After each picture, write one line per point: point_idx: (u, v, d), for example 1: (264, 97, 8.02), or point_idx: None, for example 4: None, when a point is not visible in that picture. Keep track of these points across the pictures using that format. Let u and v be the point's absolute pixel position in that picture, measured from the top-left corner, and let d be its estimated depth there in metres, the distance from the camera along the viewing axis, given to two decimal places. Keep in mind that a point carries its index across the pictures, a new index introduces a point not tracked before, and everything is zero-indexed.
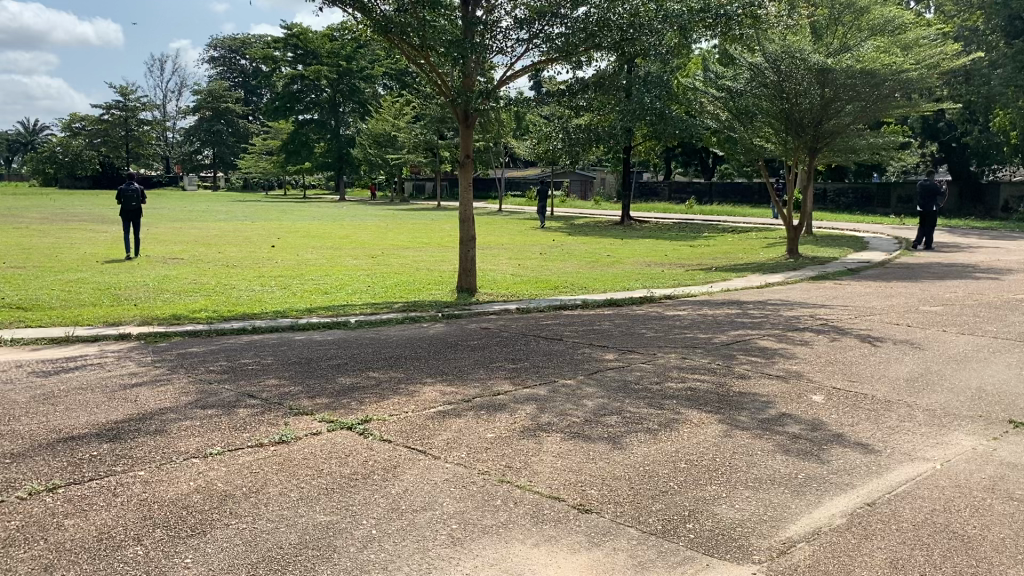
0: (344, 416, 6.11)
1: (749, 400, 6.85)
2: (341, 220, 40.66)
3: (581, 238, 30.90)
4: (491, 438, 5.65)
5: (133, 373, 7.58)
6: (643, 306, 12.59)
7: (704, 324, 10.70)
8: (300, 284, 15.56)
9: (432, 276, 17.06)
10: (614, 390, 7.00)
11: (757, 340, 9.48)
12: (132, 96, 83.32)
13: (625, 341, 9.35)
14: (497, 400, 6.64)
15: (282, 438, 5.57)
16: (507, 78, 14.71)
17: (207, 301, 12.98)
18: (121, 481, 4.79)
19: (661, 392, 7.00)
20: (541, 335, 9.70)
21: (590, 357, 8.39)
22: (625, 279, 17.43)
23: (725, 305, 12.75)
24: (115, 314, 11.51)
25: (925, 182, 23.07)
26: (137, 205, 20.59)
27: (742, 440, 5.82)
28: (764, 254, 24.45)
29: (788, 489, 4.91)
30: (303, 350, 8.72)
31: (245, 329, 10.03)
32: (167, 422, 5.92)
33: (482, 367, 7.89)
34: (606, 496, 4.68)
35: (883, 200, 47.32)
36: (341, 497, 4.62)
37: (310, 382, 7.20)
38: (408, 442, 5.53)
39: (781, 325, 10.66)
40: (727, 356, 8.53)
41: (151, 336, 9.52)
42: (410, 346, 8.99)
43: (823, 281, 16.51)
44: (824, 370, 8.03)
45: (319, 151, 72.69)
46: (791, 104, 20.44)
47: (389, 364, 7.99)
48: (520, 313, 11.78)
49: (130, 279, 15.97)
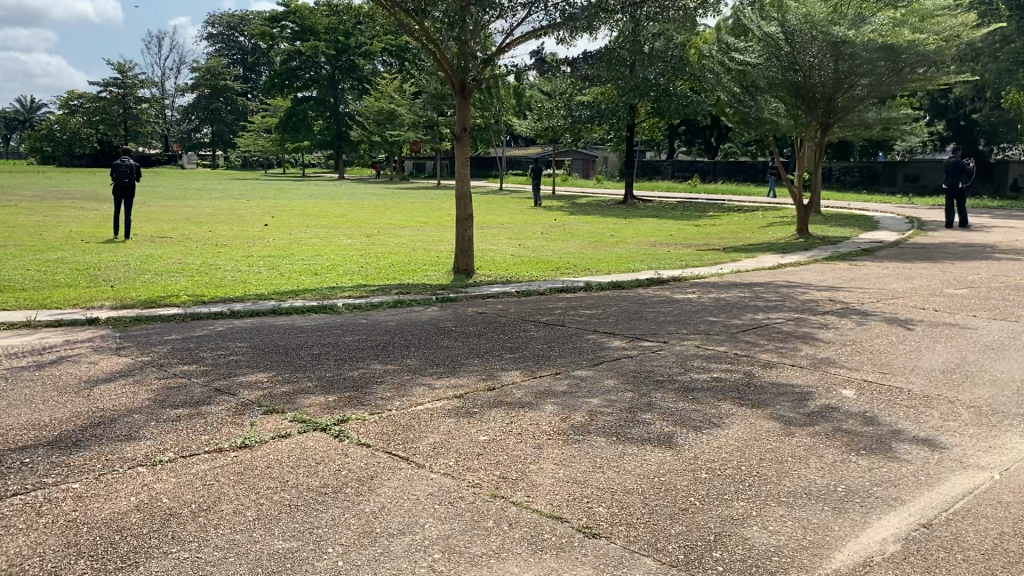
0: (319, 415, 5.41)
1: (776, 395, 6.15)
2: (339, 199, 39.93)
3: (583, 218, 30.11)
4: (485, 441, 4.96)
5: (93, 363, 6.87)
6: (650, 288, 11.85)
7: (718, 308, 10.00)
8: (291, 264, 14.85)
9: (429, 256, 16.33)
10: (624, 383, 6.31)
11: (776, 326, 8.77)
12: (128, 73, 82.15)
13: (633, 327, 8.63)
14: (493, 393, 5.96)
15: (245, 443, 4.87)
16: (507, 46, 13.93)
17: (188, 283, 12.24)
18: (49, 496, 4.09)
19: (675, 385, 6.30)
20: (543, 321, 8.99)
21: (596, 344, 7.71)
22: (630, 259, 16.69)
23: (737, 287, 12.08)
24: (90, 296, 10.82)
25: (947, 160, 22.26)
26: (130, 181, 19.76)
27: (770, 443, 5.12)
28: (772, 234, 23.69)
29: (828, 505, 4.22)
30: (283, 337, 8.01)
31: (222, 313, 9.32)
32: (119, 422, 5.23)
33: (477, 356, 7.18)
34: (618, 516, 3.99)
35: (889, 179, 46.42)
36: (306, 517, 3.94)
37: (287, 373, 6.52)
38: (389, 447, 4.84)
39: (799, 309, 9.93)
40: (746, 344, 7.84)
41: (122, 321, 8.82)
42: (400, 332, 8.30)
43: (837, 262, 15.81)
44: (853, 360, 7.33)
45: (318, 129, 71.78)
46: (804, 78, 19.67)
47: (376, 353, 7.29)
48: (520, 296, 11.06)
49: (111, 259, 15.27)
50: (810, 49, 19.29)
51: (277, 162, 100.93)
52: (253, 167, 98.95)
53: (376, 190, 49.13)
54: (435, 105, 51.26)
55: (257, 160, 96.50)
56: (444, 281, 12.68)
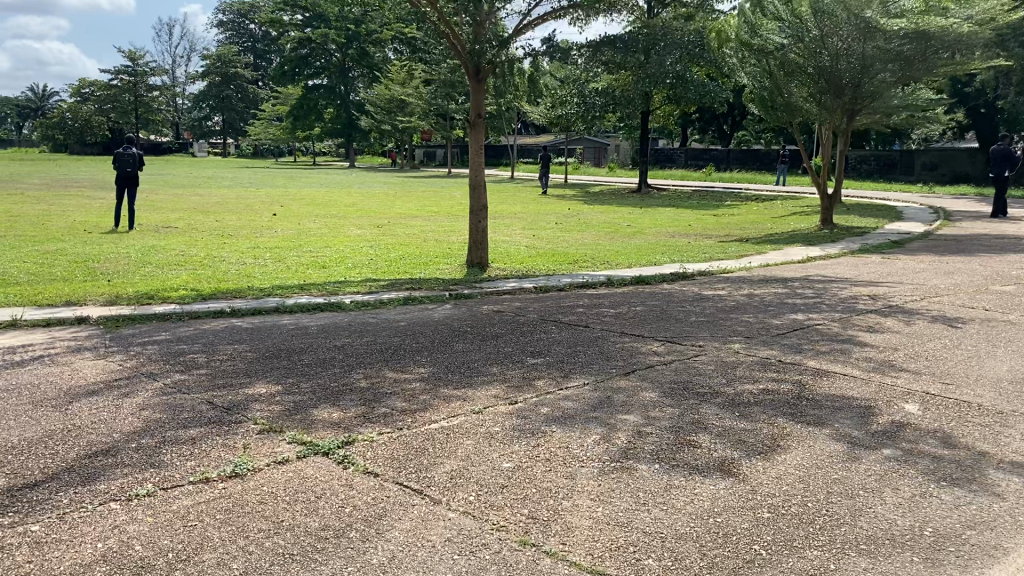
0: (322, 434, 4.80)
1: (834, 411, 5.49)
2: (350, 188, 39.29)
3: (598, 207, 29.40)
4: (510, 470, 4.33)
5: (75, 369, 6.26)
6: (676, 284, 11.17)
7: (752, 307, 9.32)
8: (298, 256, 14.23)
9: (442, 248, 15.72)
10: (659, 397, 5.67)
11: (818, 328, 8.10)
12: (139, 61, 81.48)
13: (663, 328, 7.98)
14: (517, 408, 5.34)
15: (235, 471, 4.26)
16: (524, 28, 13.23)
17: (189, 277, 11.61)
18: (0, 543, 3.49)
19: (719, 400, 5.64)
20: (566, 321, 8.34)
21: (626, 349, 7.05)
22: (650, 251, 15.99)
23: (768, 283, 11.38)
24: (85, 291, 10.22)
25: (994, 147, 21.58)
26: (133, 171, 19.16)
27: (835, 473, 4.47)
28: (795, 224, 22.92)
29: (918, 555, 3.58)
30: (286, 339, 7.39)
31: (222, 311, 8.68)
32: (95, 444, 4.62)
33: (495, 363, 6.52)
34: (672, 571, 3.36)
35: (906, 167, 45.31)
36: (302, 572, 3.32)
37: (288, 383, 5.89)
38: (400, 476, 4.21)
39: (840, 308, 9.22)
40: (790, 348, 7.18)
41: (115, 320, 8.23)
42: (412, 334, 7.66)
43: (869, 255, 15.05)
44: (910, 367, 6.66)
45: (327, 117, 70.96)
46: (831, 62, 18.90)
47: (386, 359, 6.65)
48: (538, 293, 10.40)
49: (111, 250, 14.72)
50: (839, 31, 18.48)
51: (286, 151, 100.18)
52: (263, 155, 98.20)
53: (386, 179, 48.47)
54: (446, 93, 50.48)
55: (267, 149, 95.82)
56: (458, 275, 12.05)
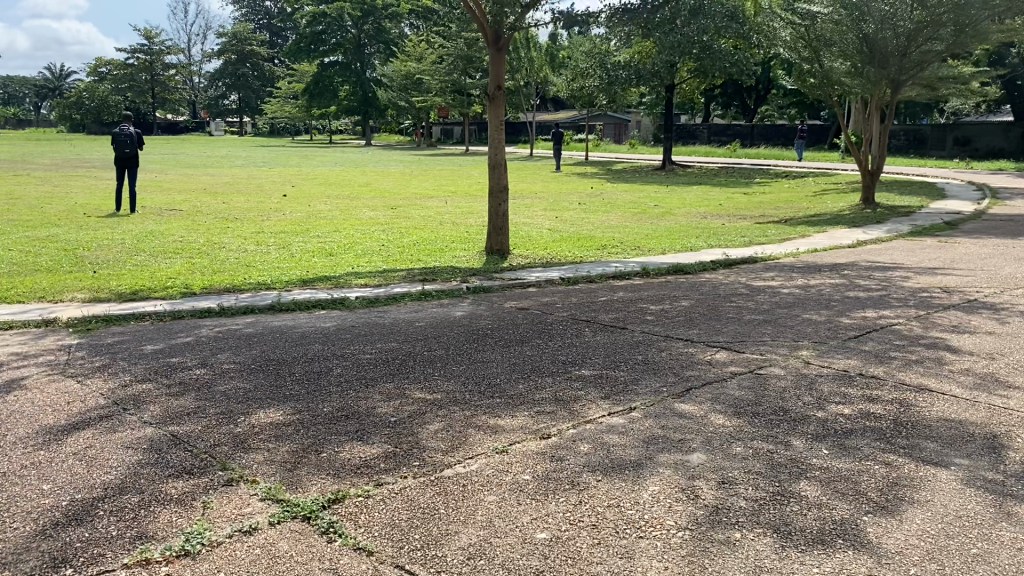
0: (306, 488, 3.77)
1: (951, 447, 4.38)
2: (364, 166, 38.37)
3: (622, 185, 28.20)
4: (546, 545, 3.29)
5: (25, 390, 5.28)
6: (720, 273, 10.03)
7: (813, 301, 8.23)
8: (303, 242, 13.23)
9: (459, 232, 14.70)
10: (726, 427, 4.61)
11: (896, 330, 6.99)
12: (155, 39, 80.65)
13: (716, 331, 6.90)
14: (552, 444, 4.31)
15: (185, 547, 3.24)
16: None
17: (184, 267, 10.65)
18: None
19: (803, 432, 4.57)
20: (602, 322, 7.28)
21: (677, 359, 6.00)
22: (684, 234, 14.84)
23: (823, 271, 10.25)
24: (65, 284, 9.29)
25: None
26: (132, 151, 18.19)
27: (973, 546, 3.37)
28: (832, 203, 21.66)
29: None
30: (279, 347, 6.37)
31: (209, 310, 7.68)
32: (11, 506, 3.61)
33: (522, 379, 5.48)
34: None
35: (939, 141, 43.53)
36: None
37: (273, 408, 4.88)
38: (400, 558, 3.17)
39: (914, 304, 8.13)
40: (870, 358, 6.10)
41: (89, 321, 7.26)
42: (425, 339, 6.64)
43: (923, 238, 13.90)
44: (1020, 380, 5.53)
45: (344, 95, 69.79)
46: (875, 30, 17.47)
47: (392, 373, 5.62)
48: (566, 286, 9.31)
49: (104, 236, 13.78)
50: None
51: (303, 129, 99.16)
52: (280, 133, 97.21)
53: (402, 157, 47.40)
54: (464, 67, 49.31)
55: (284, 127, 94.88)
56: (476, 264, 11.00)
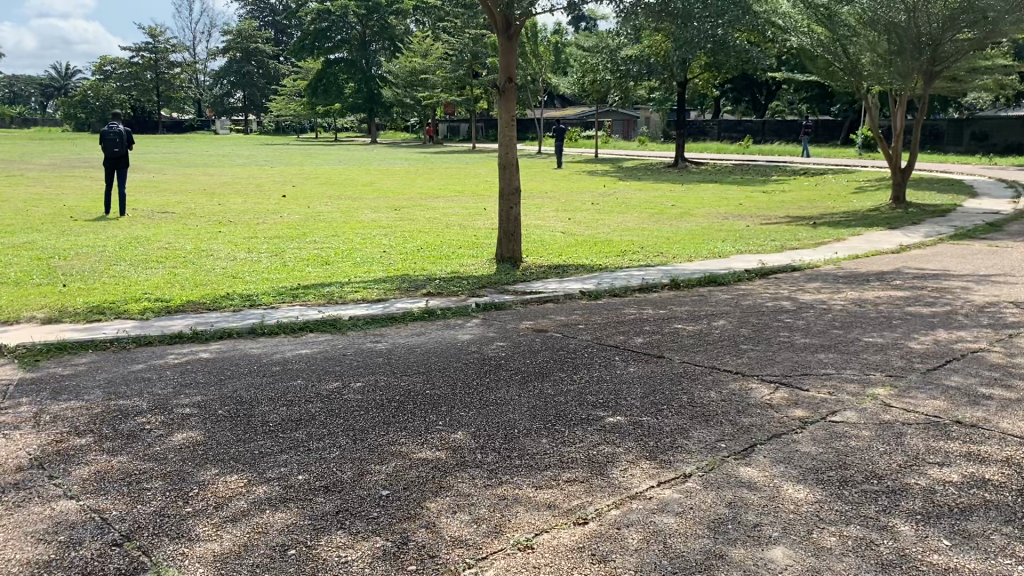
0: None
1: None
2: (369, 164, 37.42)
3: (636, 183, 27.12)
4: None
5: None
6: (759, 285, 8.97)
7: (872, 321, 7.18)
8: (297, 249, 12.23)
9: (466, 236, 13.70)
10: (811, 504, 3.59)
11: (979, 358, 5.94)
12: (160, 37, 79.84)
13: (770, 362, 5.86)
14: (590, 534, 3.30)
15: None
16: None
17: (164, 278, 9.64)
18: None
19: (911, 510, 3.54)
20: (632, 348, 6.24)
21: (732, 401, 4.96)
22: (708, 238, 13.78)
23: (872, 282, 9.17)
24: (28, 300, 8.28)
25: None
26: (122, 151, 17.21)
27: None
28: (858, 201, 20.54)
29: None
30: (252, 384, 5.35)
31: (182, 335, 6.67)
32: None
33: (545, 431, 4.45)
34: None
35: (955, 137, 42.36)
36: None
37: (237, 475, 3.88)
38: None
39: (987, 322, 7.09)
40: (961, 398, 5.06)
41: (43, 349, 6.25)
42: (427, 372, 5.63)
43: (967, 241, 12.82)
44: None
45: (349, 91, 68.21)
46: (907, 19, 16.33)
47: (387, 422, 4.60)
48: (587, 302, 8.28)
49: (83, 241, 12.78)
50: None
51: (308, 126, 98.17)
52: (285, 130, 96.22)
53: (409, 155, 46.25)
54: (471, 62, 48.27)
55: (289, 125, 94.06)
56: (485, 274, 9.99)
